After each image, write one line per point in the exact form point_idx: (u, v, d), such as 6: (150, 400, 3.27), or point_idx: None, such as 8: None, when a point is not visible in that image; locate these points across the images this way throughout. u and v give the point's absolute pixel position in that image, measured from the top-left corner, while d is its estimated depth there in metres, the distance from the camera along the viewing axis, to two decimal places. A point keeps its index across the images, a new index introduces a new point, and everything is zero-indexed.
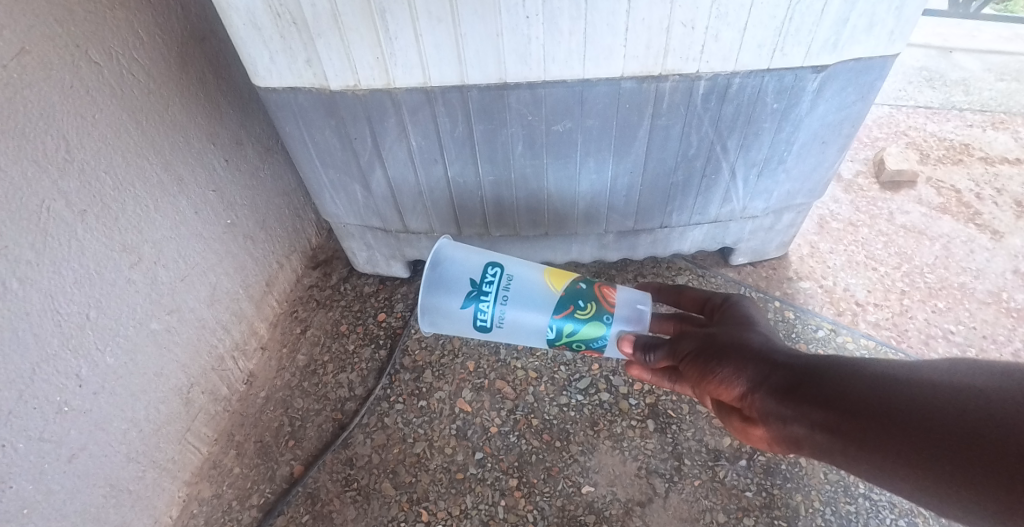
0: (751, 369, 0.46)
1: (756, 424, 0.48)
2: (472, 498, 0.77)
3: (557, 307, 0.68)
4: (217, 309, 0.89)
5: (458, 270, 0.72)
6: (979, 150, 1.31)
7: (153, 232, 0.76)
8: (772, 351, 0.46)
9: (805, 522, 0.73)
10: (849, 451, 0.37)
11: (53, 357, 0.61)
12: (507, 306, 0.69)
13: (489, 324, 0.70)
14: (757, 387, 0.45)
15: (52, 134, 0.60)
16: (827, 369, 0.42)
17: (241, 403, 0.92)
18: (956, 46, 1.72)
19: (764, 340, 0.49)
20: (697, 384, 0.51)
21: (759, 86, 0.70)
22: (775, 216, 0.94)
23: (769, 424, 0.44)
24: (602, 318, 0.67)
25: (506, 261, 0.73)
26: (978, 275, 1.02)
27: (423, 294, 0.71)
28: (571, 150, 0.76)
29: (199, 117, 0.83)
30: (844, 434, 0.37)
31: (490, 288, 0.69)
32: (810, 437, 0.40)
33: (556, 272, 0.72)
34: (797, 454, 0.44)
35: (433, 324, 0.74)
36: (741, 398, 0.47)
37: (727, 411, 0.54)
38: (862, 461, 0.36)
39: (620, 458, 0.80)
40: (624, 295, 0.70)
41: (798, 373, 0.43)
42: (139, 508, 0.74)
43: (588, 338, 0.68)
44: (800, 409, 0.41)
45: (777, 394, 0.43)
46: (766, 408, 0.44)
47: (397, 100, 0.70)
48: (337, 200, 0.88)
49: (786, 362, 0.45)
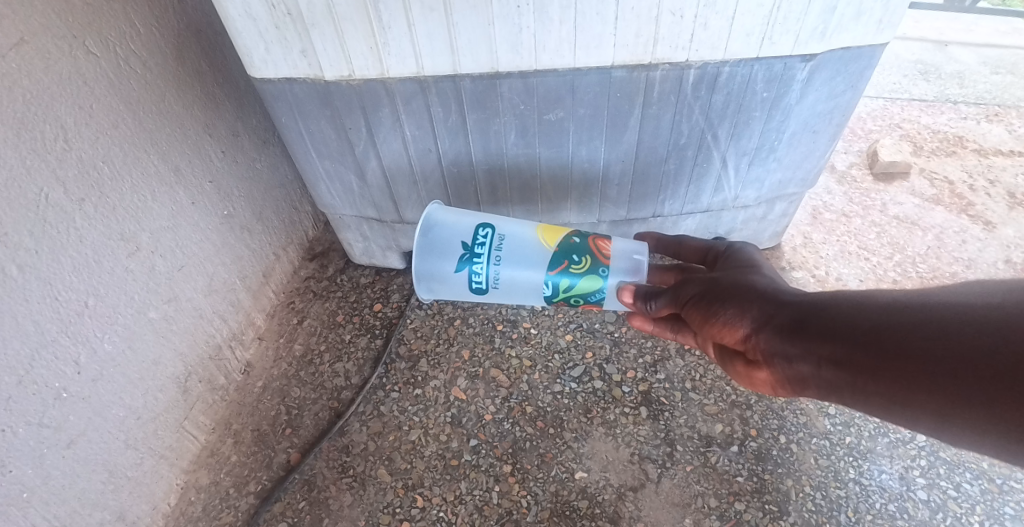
0: (755, 309, 0.47)
1: (759, 367, 0.50)
2: (467, 484, 0.78)
3: (552, 263, 0.69)
4: (214, 299, 0.90)
5: (453, 232, 0.74)
6: (973, 142, 1.31)
7: (150, 222, 0.76)
8: (776, 292, 0.47)
9: (796, 506, 0.74)
10: (855, 383, 0.38)
11: (52, 344, 0.62)
12: (502, 266, 0.70)
13: (485, 285, 0.72)
14: (762, 327, 0.46)
15: (50, 123, 0.61)
16: (831, 303, 0.42)
17: (238, 392, 0.93)
18: (952, 39, 1.73)
19: (768, 282, 0.50)
20: (701, 327, 0.53)
21: (749, 75, 0.70)
22: (767, 206, 0.95)
23: (774, 364, 0.46)
24: (598, 271, 0.68)
25: (499, 221, 0.74)
26: (970, 265, 1.03)
27: (419, 258, 0.74)
28: (563, 139, 0.77)
29: (195, 109, 0.84)
30: (849, 366, 0.38)
31: (482, 249, 0.71)
32: (816, 374, 0.42)
33: (549, 228, 0.73)
34: (803, 395, 0.46)
35: (431, 289, 0.77)
36: (745, 339, 0.48)
37: (730, 357, 0.55)
38: (867, 391, 0.37)
39: (614, 444, 0.81)
40: (620, 247, 0.71)
41: (803, 310, 0.43)
42: (138, 495, 0.75)
43: (585, 292, 0.69)
44: (806, 346, 0.42)
45: (783, 332, 0.44)
46: (771, 347, 0.45)
47: (392, 89, 0.70)
48: (333, 191, 0.89)
49: (791, 300, 0.45)
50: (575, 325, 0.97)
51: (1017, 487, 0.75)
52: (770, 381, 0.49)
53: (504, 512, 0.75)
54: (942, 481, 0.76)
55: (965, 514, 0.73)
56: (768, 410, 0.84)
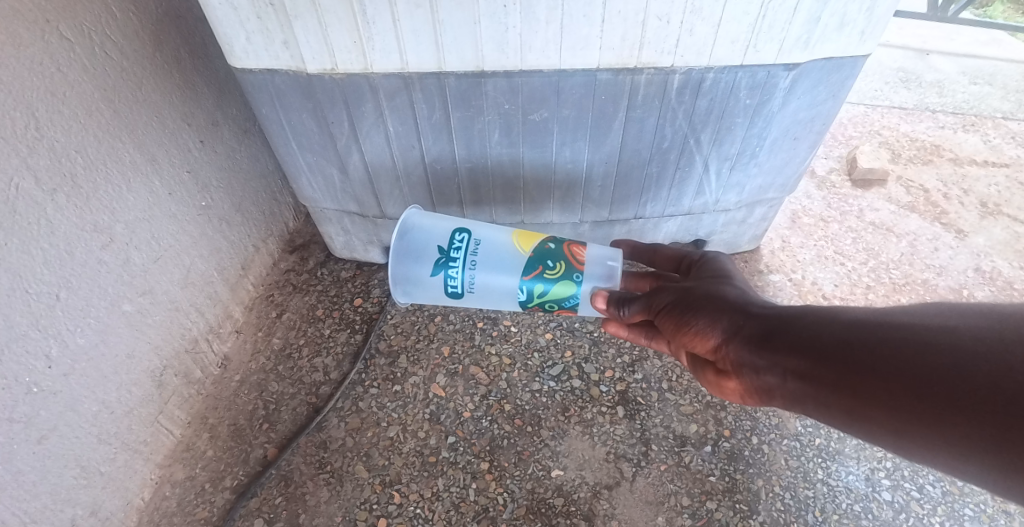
0: (725, 320, 0.48)
1: (729, 376, 0.51)
2: (445, 481, 0.78)
3: (526, 268, 0.69)
4: (191, 292, 0.88)
5: (429, 237, 0.74)
6: (949, 151, 1.34)
7: (125, 213, 0.75)
8: (747, 303, 0.49)
9: (765, 506, 0.76)
10: (817, 395, 0.39)
11: (22, 337, 0.61)
12: (477, 271, 0.71)
13: (460, 290, 0.72)
14: (731, 337, 0.47)
15: (21, 110, 0.59)
16: (799, 316, 0.43)
17: (215, 386, 0.92)
18: (933, 48, 1.76)
19: (739, 293, 0.51)
20: (674, 335, 0.54)
21: (733, 82, 0.71)
22: (747, 210, 0.96)
23: (742, 374, 0.47)
24: (572, 277, 0.69)
25: (475, 227, 0.75)
26: (941, 272, 1.06)
27: (395, 262, 0.74)
28: (547, 139, 0.77)
29: (174, 97, 0.82)
30: (813, 379, 0.39)
31: (458, 253, 0.71)
32: (781, 385, 0.43)
33: (525, 234, 0.74)
34: (770, 404, 0.47)
35: (408, 293, 0.77)
36: (716, 349, 0.49)
37: (701, 365, 0.56)
38: (829, 404, 0.38)
39: (590, 443, 0.82)
40: (594, 253, 0.72)
41: (771, 322, 0.45)
42: (110, 490, 0.74)
43: (559, 298, 0.70)
44: (773, 358, 0.43)
45: (751, 343, 0.45)
46: (740, 358, 0.46)
47: (375, 84, 0.69)
48: (314, 184, 0.88)
49: (760, 312, 0.47)
50: (555, 324, 0.97)
51: (976, 488, 0.78)
52: (739, 391, 0.50)
53: (481, 509, 0.75)
54: (905, 482, 0.79)
55: (927, 515, 0.75)
56: (742, 411, 0.86)
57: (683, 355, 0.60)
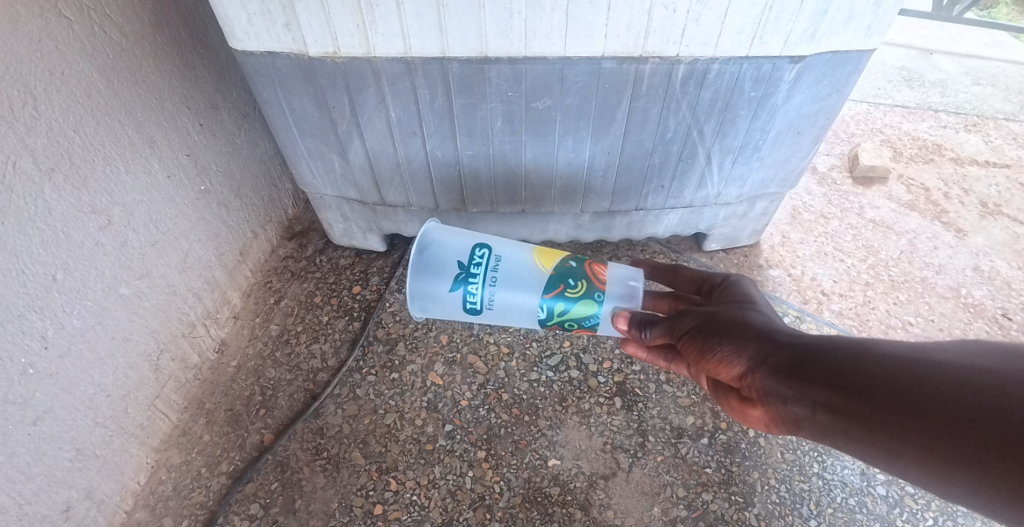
0: (751, 348, 0.49)
1: (755, 404, 0.51)
2: (441, 469, 0.78)
3: (547, 286, 0.70)
4: (189, 277, 0.88)
5: (449, 252, 0.74)
6: (950, 150, 1.34)
7: (123, 195, 0.74)
8: (773, 331, 0.49)
9: (760, 498, 0.76)
10: (848, 430, 0.39)
11: (18, 318, 0.60)
12: (496, 288, 0.71)
13: (478, 306, 0.72)
14: (758, 366, 0.47)
15: (19, 89, 0.58)
16: (828, 347, 0.44)
17: (212, 371, 0.92)
18: (937, 48, 1.76)
19: (765, 320, 0.51)
20: (698, 362, 0.54)
21: (738, 74, 0.71)
22: (749, 204, 0.96)
23: (768, 403, 0.47)
24: (593, 296, 0.69)
25: (496, 243, 0.75)
26: (940, 271, 1.06)
27: (413, 277, 0.74)
28: (550, 129, 0.77)
29: (173, 79, 0.81)
30: (843, 412, 0.39)
31: (478, 270, 0.71)
32: (809, 417, 0.43)
33: (545, 251, 0.74)
34: (796, 434, 0.47)
35: (424, 308, 0.77)
36: (741, 377, 0.50)
37: (726, 391, 0.57)
38: (859, 439, 0.38)
39: (587, 433, 0.82)
40: (616, 272, 0.72)
41: (798, 352, 0.45)
42: (106, 473, 0.74)
43: (579, 317, 0.70)
44: (801, 389, 0.43)
45: (779, 373, 0.45)
46: (766, 386, 0.47)
47: (378, 68, 0.69)
48: (315, 170, 0.87)
49: (787, 341, 0.47)
50: None
51: None
52: (765, 419, 0.51)
53: (477, 497, 0.75)
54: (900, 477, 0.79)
55: (920, 510, 0.76)
56: None
57: (707, 380, 0.61)
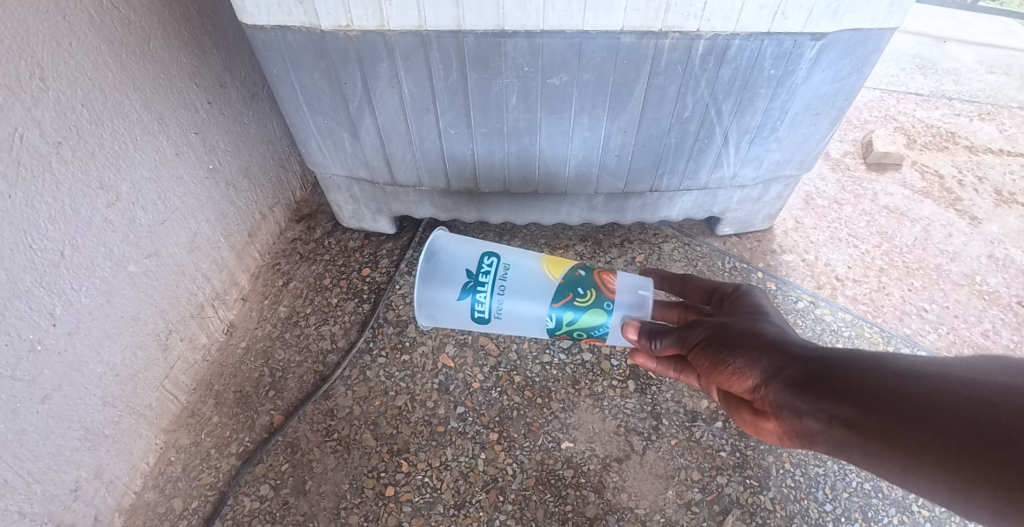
0: (764, 360, 0.46)
1: (767, 417, 0.49)
2: (453, 451, 0.78)
3: (556, 295, 0.68)
4: (197, 257, 0.87)
5: (457, 261, 0.73)
6: (964, 138, 1.33)
7: (132, 171, 0.73)
8: (787, 343, 0.47)
9: (775, 482, 0.75)
10: (867, 445, 0.37)
11: (25, 294, 0.59)
12: (505, 298, 0.69)
13: (487, 316, 0.70)
14: (771, 379, 0.45)
15: (25, 59, 0.57)
16: (845, 362, 0.42)
17: (220, 353, 0.91)
18: (950, 36, 1.73)
19: (778, 331, 0.49)
20: (708, 374, 0.52)
21: (758, 50, 0.69)
22: (763, 187, 0.95)
23: (782, 417, 0.45)
24: (602, 305, 0.67)
25: (504, 251, 0.74)
26: (954, 258, 1.05)
27: (421, 286, 0.73)
28: (566, 106, 0.75)
29: (182, 55, 0.80)
30: (863, 428, 0.37)
31: (486, 278, 0.69)
32: (824, 432, 0.41)
33: (553, 260, 0.73)
34: (809, 449, 0.44)
35: (431, 317, 0.75)
36: (753, 389, 0.48)
37: (737, 403, 0.55)
38: (879, 456, 0.36)
39: (600, 416, 0.81)
40: (625, 281, 0.70)
41: (814, 365, 0.43)
42: (115, 452, 0.73)
43: (588, 326, 0.68)
44: (817, 403, 0.41)
45: (793, 386, 0.43)
46: (779, 400, 0.44)
47: (391, 42, 0.67)
48: (325, 149, 0.86)
49: (802, 354, 0.45)
50: None
51: None
52: (777, 433, 0.48)
53: (489, 479, 0.75)
54: None
55: None
56: None
57: (717, 391, 0.59)
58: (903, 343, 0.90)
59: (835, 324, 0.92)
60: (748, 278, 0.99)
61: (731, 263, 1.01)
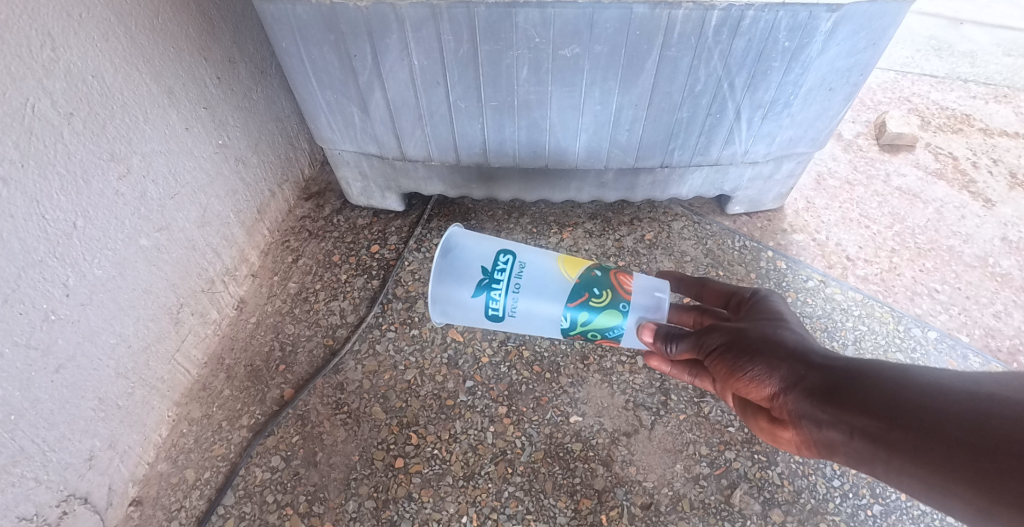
0: (784, 368, 0.46)
1: (786, 425, 0.48)
2: (462, 424, 0.78)
3: (571, 295, 0.68)
4: (207, 231, 0.87)
5: (472, 257, 0.72)
6: (979, 121, 1.31)
7: (142, 144, 0.73)
8: (807, 351, 0.46)
9: (784, 458, 0.75)
10: (888, 459, 0.37)
11: (39, 264, 0.60)
12: (519, 296, 0.69)
13: (501, 313, 0.70)
14: (791, 388, 0.44)
15: (36, 29, 0.57)
16: (866, 372, 0.41)
17: (231, 327, 0.92)
18: (967, 17, 1.70)
19: (798, 339, 0.48)
20: (724, 381, 0.52)
21: (773, 22, 0.67)
22: (775, 164, 0.94)
23: (801, 426, 0.44)
24: (617, 307, 0.67)
25: (521, 249, 0.72)
26: (967, 240, 1.04)
27: (435, 282, 0.72)
28: (577, 78, 0.75)
29: (190, 29, 0.79)
30: (885, 441, 0.37)
31: (501, 276, 0.69)
32: (845, 443, 0.40)
33: (570, 260, 0.72)
34: (828, 459, 0.44)
35: (445, 313, 0.74)
36: (772, 397, 0.47)
37: (753, 411, 0.54)
38: (902, 470, 0.36)
39: (609, 391, 0.81)
40: (642, 282, 0.70)
41: (834, 375, 0.42)
42: (128, 423, 0.74)
43: (602, 327, 0.68)
44: (838, 414, 0.40)
45: (813, 396, 0.42)
46: (799, 409, 0.44)
47: (401, 13, 0.66)
48: (333, 123, 0.86)
49: (823, 363, 0.44)
50: None
51: None
52: (795, 442, 0.48)
53: (498, 452, 0.75)
54: None
55: None
56: None
57: (733, 398, 0.58)
58: (914, 323, 0.89)
59: (845, 303, 0.91)
60: (758, 257, 0.98)
61: (741, 242, 1.00)
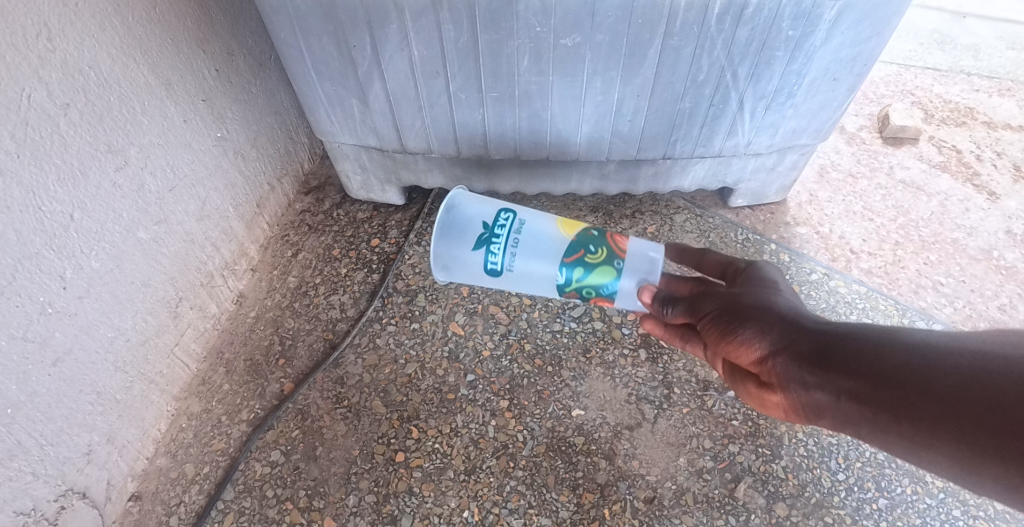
0: (775, 332, 0.44)
1: (773, 390, 0.47)
2: (463, 417, 0.77)
3: (568, 250, 0.65)
4: (206, 225, 0.87)
5: (473, 215, 0.70)
6: (983, 114, 1.30)
7: (140, 137, 0.73)
8: (800, 317, 0.44)
9: (788, 451, 0.75)
10: (874, 418, 0.36)
11: (36, 256, 0.59)
12: (518, 253, 0.66)
13: (501, 269, 0.67)
14: (780, 353, 0.43)
15: (31, 18, 0.56)
16: (859, 337, 0.40)
17: (230, 322, 0.91)
18: (970, 11, 1.69)
19: (791, 304, 0.46)
20: (717, 343, 0.50)
21: (776, 10, 0.67)
22: (778, 156, 0.93)
23: (788, 389, 0.43)
24: (612, 264, 0.64)
25: (521, 209, 0.70)
26: (972, 233, 1.03)
27: (436, 236, 0.70)
28: (579, 68, 0.74)
29: (188, 21, 0.79)
30: (875, 404, 0.35)
31: (501, 231, 0.66)
32: (832, 404, 0.39)
33: (567, 221, 0.69)
34: (815, 423, 0.43)
35: (446, 270, 0.72)
36: (761, 361, 0.46)
37: (742, 375, 0.53)
38: (888, 429, 0.35)
39: (611, 384, 0.81)
40: (638, 245, 0.67)
41: (825, 340, 0.41)
42: (127, 418, 0.74)
43: (596, 285, 0.65)
44: (827, 377, 0.39)
45: (803, 361, 0.41)
46: (787, 373, 0.42)
47: (401, 2, 0.66)
48: (333, 115, 0.85)
49: (815, 329, 0.42)
50: None
51: None
52: (783, 406, 0.47)
53: (500, 445, 0.75)
54: None
55: None
56: None
57: (721, 364, 0.57)
58: (919, 316, 0.89)
59: (849, 296, 0.91)
60: (761, 250, 0.97)
61: (744, 235, 0.99)
